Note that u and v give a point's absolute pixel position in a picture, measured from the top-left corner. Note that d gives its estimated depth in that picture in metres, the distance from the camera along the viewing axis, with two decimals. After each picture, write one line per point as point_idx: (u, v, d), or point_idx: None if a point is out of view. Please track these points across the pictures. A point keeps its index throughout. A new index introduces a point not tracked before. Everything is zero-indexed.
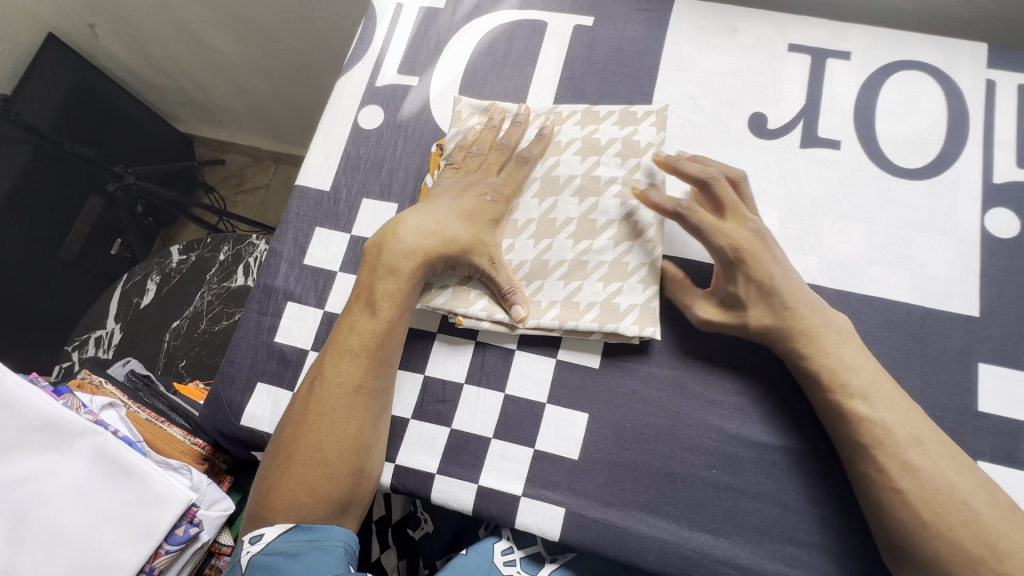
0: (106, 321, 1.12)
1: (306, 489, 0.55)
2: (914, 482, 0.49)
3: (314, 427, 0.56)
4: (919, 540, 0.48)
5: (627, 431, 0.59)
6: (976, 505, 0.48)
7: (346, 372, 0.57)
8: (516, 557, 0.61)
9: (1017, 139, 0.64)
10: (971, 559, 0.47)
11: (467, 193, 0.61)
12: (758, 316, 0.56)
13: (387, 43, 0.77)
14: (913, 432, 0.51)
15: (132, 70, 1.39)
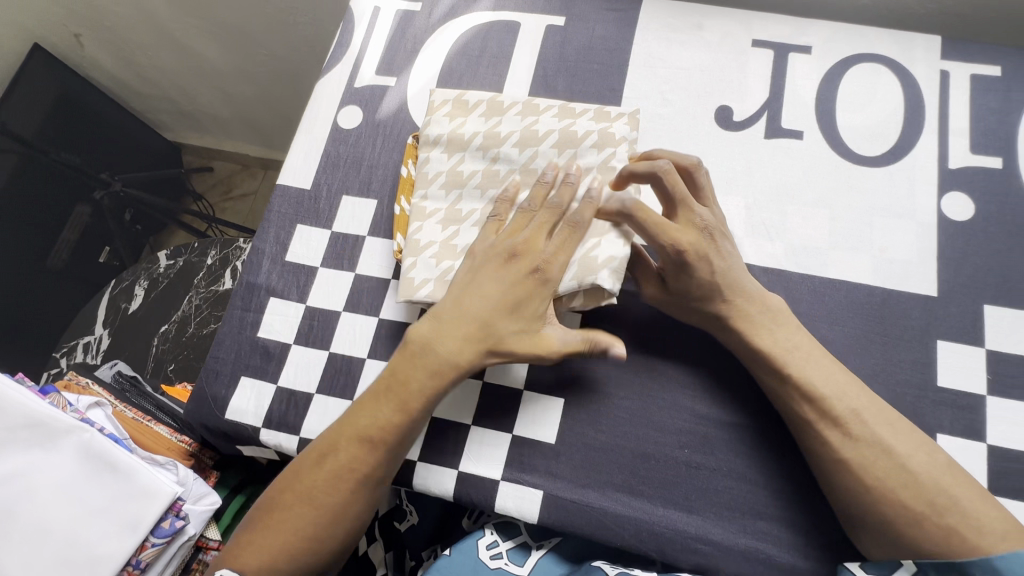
0: (95, 327, 1.13)
1: (289, 554, 0.54)
2: (860, 448, 0.52)
3: (312, 503, 0.55)
4: (868, 504, 0.51)
5: (602, 415, 0.61)
6: (919, 467, 0.51)
7: (365, 463, 0.55)
8: (503, 548, 0.62)
9: (971, 126, 0.67)
10: (916, 517, 0.49)
11: (523, 276, 0.55)
12: (703, 307, 0.58)
13: (365, 45, 0.79)
14: (864, 404, 0.53)
15: (118, 79, 1.40)
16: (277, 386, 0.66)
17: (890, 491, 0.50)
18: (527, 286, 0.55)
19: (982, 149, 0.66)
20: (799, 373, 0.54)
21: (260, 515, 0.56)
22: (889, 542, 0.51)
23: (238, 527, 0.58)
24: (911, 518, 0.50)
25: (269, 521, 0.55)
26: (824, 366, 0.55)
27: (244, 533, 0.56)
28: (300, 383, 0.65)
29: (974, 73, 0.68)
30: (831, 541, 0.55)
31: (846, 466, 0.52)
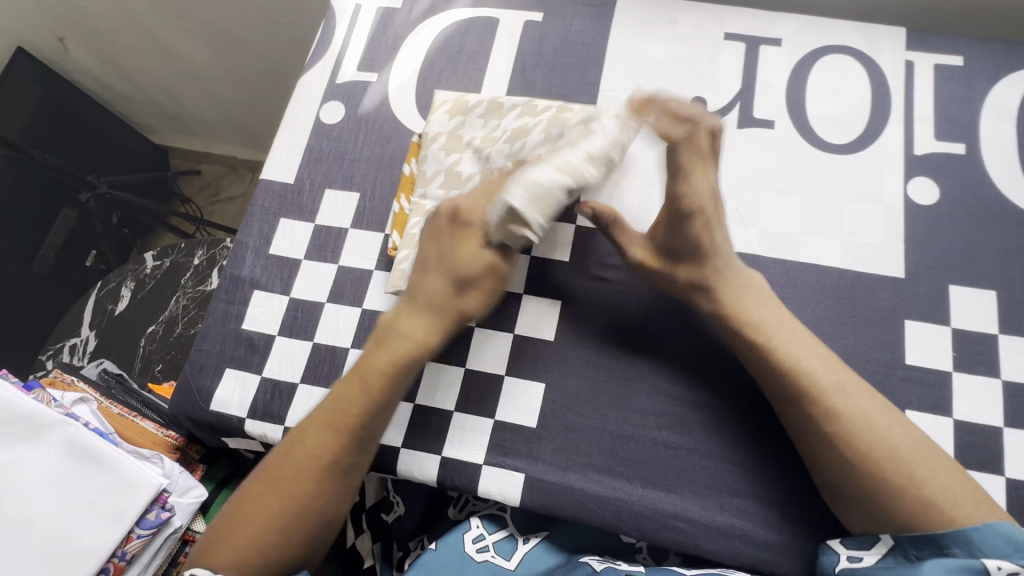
0: (81, 328, 1.12)
1: (260, 549, 0.53)
2: (840, 413, 0.53)
3: (280, 491, 0.55)
4: (845, 470, 0.52)
5: (582, 398, 0.62)
6: (898, 434, 0.52)
7: (328, 447, 0.56)
8: (488, 543, 0.62)
9: (935, 114, 0.69)
10: (895, 485, 0.50)
11: (464, 238, 0.56)
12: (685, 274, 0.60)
13: (347, 42, 0.81)
14: (840, 374, 0.55)
15: (104, 82, 1.40)
16: (261, 376, 0.66)
17: (867, 457, 0.51)
18: (459, 248, 0.56)
19: (946, 135, 0.68)
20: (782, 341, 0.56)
21: (231, 510, 0.56)
22: (865, 515, 0.52)
23: (207, 528, 0.57)
24: (889, 487, 0.50)
25: (240, 516, 0.55)
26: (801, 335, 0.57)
27: (218, 529, 0.55)
28: (284, 373, 0.66)
29: (938, 63, 0.71)
30: (805, 516, 0.57)
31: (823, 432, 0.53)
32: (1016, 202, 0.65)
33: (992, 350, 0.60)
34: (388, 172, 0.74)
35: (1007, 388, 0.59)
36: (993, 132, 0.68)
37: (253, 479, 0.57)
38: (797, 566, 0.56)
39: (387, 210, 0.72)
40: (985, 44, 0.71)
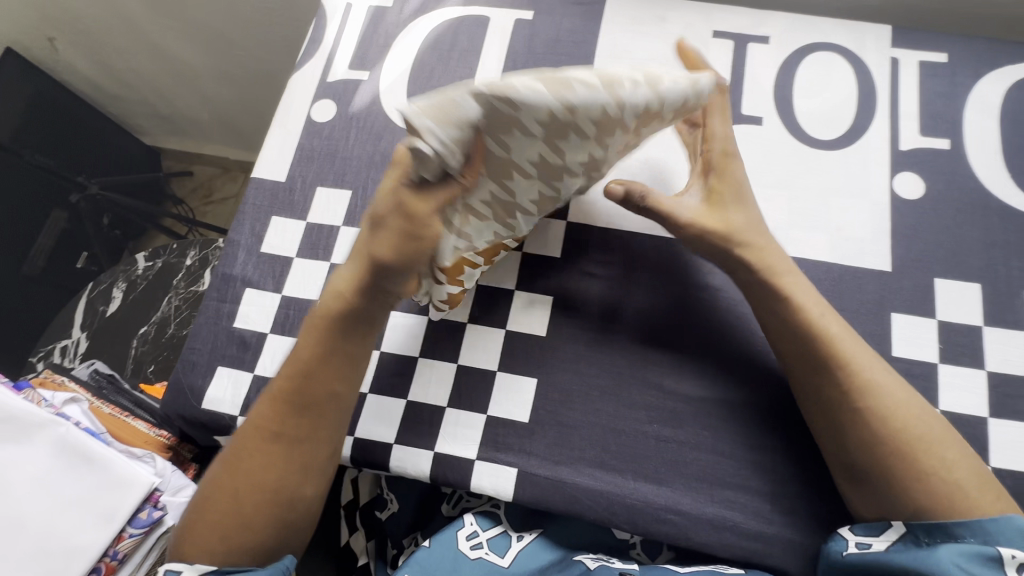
0: (72, 330, 1.12)
1: (219, 536, 0.54)
2: (877, 397, 0.53)
3: (230, 475, 0.56)
4: (873, 453, 0.52)
5: (575, 392, 0.63)
6: (927, 423, 0.53)
7: (270, 416, 0.56)
8: (482, 539, 0.62)
9: (920, 110, 0.70)
10: (921, 470, 0.51)
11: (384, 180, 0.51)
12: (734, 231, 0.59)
13: (339, 40, 0.81)
14: (868, 360, 0.55)
15: (94, 83, 1.40)
16: (254, 374, 0.66)
17: (898, 442, 0.52)
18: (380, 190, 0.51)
19: (931, 131, 0.69)
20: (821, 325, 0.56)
21: (196, 500, 0.57)
22: (876, 500, 0.52)
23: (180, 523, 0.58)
24: (914, 473, 0.51)
25: (202, 505, 0.56)
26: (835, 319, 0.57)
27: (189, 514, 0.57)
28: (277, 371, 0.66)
29: (923, 60, 0.72)
30: (796, 507, 0.58)
31: (858, 413, 0.53)
32: (1000, 195, 0.66)
33: (977, 341, 0.61)
34: (379, 170, 0.74)
35: (992, 379, 0.60)
36: (976, 127, 0.69)
37: (215, 467, 0.58)
38: (789, 557, 0.56)
39: None
40: (968, 41, 0.72)
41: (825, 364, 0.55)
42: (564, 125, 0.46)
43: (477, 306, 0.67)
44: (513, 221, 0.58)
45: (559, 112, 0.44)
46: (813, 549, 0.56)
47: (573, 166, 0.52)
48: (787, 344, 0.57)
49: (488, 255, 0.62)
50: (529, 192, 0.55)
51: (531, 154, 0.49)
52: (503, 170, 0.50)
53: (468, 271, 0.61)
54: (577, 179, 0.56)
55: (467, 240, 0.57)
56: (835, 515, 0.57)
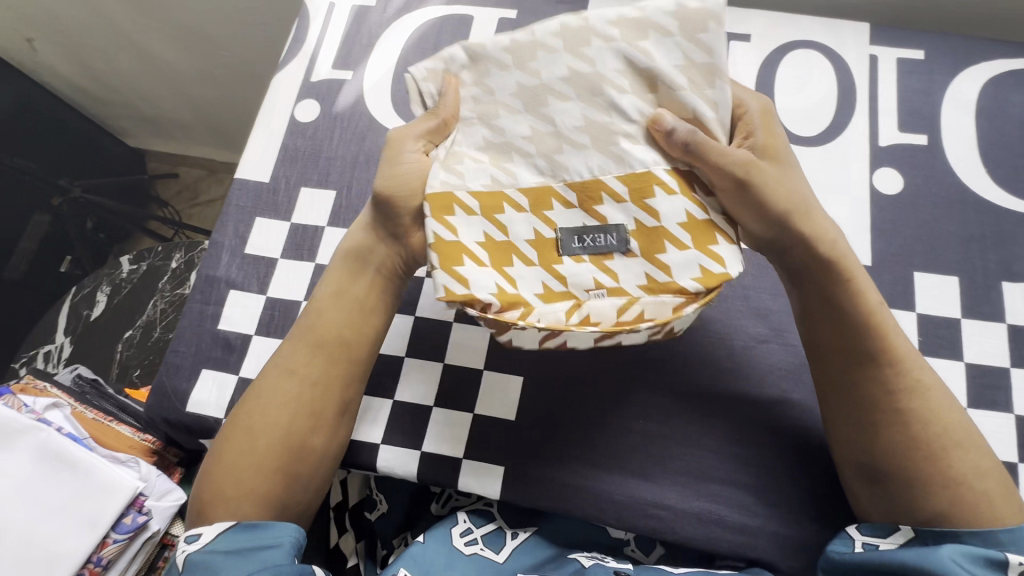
0: (56, 335, 1.10)
1: (234, 477, 0.54)
2: (926, 400, 0.53)
3: (247, 413, 0.57)
4: (911, 456, 0.52)
5: (561, 389, 0.63)
6: (964, 432, 0.53)
7: (290, 356, 0.58)
8: (477, 535, 0.62)
9: (898, 106, 0.71)
10: (953, 477, 0.51)
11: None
12: (801, 201, 0.54)
13: (322, 40, 0.80)
14: (919, 361, 0.54)
15: (75, 85, 1.38)
16: (239, 377, 0.66)
17: (939, 447, 0.51)
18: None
19: (909, 127, 0.70)
20: (883, 323, 0.54)
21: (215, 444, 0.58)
22: (892, 503, 0.52)
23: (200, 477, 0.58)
24: (946, 478, 0.51)
25: (221, 449, 0.56)
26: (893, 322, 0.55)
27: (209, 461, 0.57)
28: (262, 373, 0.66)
29: (900, 57, 0.73)
30: (781, 500, 0.58)
31: (907, 413, 0.52)
32: (977, 190, 0.67)
33: (955, 334, 0.62)
34: (364, 170, 0.73)
35: (970, 370, 0.61)
36: (953, 123, 0.70)
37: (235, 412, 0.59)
38: (774, 549, 0.57)
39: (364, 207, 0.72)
40: (945, 38, 0.73)
41: (882, 361, 0.53)
42: (530, 47, 0.51)
43: None
44: (512, 164, 0.52)
45: (521, 38, 0.51)
46: (797, 540, 0.57)
47: (558, 84, 0.51)
48: (853, 341, 0.54)
49: (489, 209, 0.51)
50: (521, 127, 0.52)
51: (510, 85, 0.52)
52: (482, 101, 0.53)
53: (459, 216, 0.51)
54: (575, 104, 0.51)
55: (457, 177, 0.52)
56: (818, 508, 0.58)
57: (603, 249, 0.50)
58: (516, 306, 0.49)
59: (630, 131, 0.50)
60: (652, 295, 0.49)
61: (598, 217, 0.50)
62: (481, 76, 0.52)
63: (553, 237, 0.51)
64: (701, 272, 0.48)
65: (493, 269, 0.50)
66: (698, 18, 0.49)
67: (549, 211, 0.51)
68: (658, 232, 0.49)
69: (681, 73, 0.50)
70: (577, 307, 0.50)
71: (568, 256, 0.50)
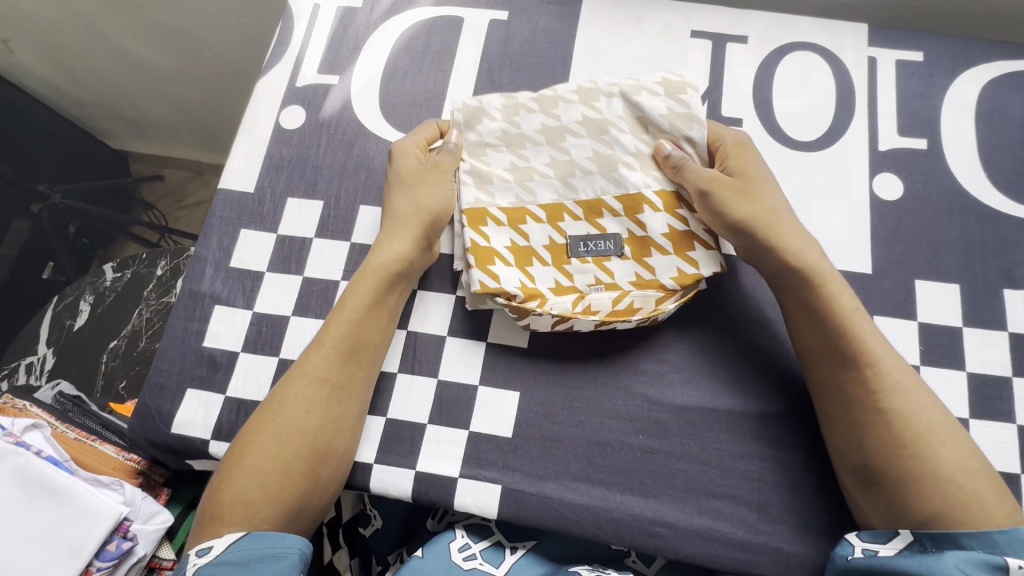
0: (37, 346, 1.07)
1: (258, 485, 0.53)
2: (905, 398, 0.52)
3: (273, 421, 0.55)
4: (895, 456, 0.51)
5: (557, 404, 0.62)
6: (951, 433, 0.52)
7: (317, 364, 0.58)
8: (476, 549, 0.61)
9: (898, 109, 0.70)
10: (939, 476, 0.50)
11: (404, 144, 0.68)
12: (771, 196, 0.60)
13: (307, 43, 0.78)
14: (895, 360, 0.54)
15: (52, 85, 1.33)
16: (225, 396, 0.64)
17: (922, 445, 0.51)
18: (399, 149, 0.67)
19: (909, 131, 0.69)
20: (857, 325, 0.55)
21: (228, 454, 0.56)
22: (886, 505, 0.51)
23: (207, 489, 0.55)
24: (934, 478, 0.50)
25: (235, 462, 0.54)
26: (870, 320, 0.56)
27: (220, 477, 0.55)
28: (250, 392, 0.64)
29: (899, 59, 0.71)
30: (784, 516, 0.57)
31: (886, 412, 0.52)
32: (977, 195, 0.66)
33: (957, 342, 0.62)
34: (352, 179, 0.71)
35: (972, 380, 0.60)
36: (953, 126, 0.69)
37: (251, 420, 0.57)
38: (778, 566, 0.56)
39: (353, 218, 0.70)
40: (944, 40, 0.72)
41: (859, 360, 0.54)
42: (553, 99, 0.66)
43: (456, 318, 0.65)
44: (533, 184, 0.64)
45: (545, 94, 0.66)
46: (802, 556, 0.56)
47: (575, 126, 0.65)
48: (829, 343, 0.55)
49: (514, 219, 0.63)
50: (543, 156, 0.65)
51: (536, 124, 0.65)
52: (511, 135, 0.65)
53: (491, 226, 0.62)
54: (587, 140, 0.64)
55: (488, 195, 0.64)
56: (821, 523, 0.57)
57: (603, 252, 0.61)
58: (534, 297, 0.60)
59: (631, 162, 0.63)
60: (641, 290, 0.60)
61: (599, 228, 0.62)
62: (511, 116, 0.66)
63: (563, 242, 0.62)
64: (677, 272, 0.60)
65: (517, 268, 0.61)
66: (673, 88, 0.65)
67: (561, 222, 0.62)
68: (646, 240, 0.61)
69: (665, 119, 0.64)
70: (580, 298, 0.60)
71: (574, 258, 0.61)
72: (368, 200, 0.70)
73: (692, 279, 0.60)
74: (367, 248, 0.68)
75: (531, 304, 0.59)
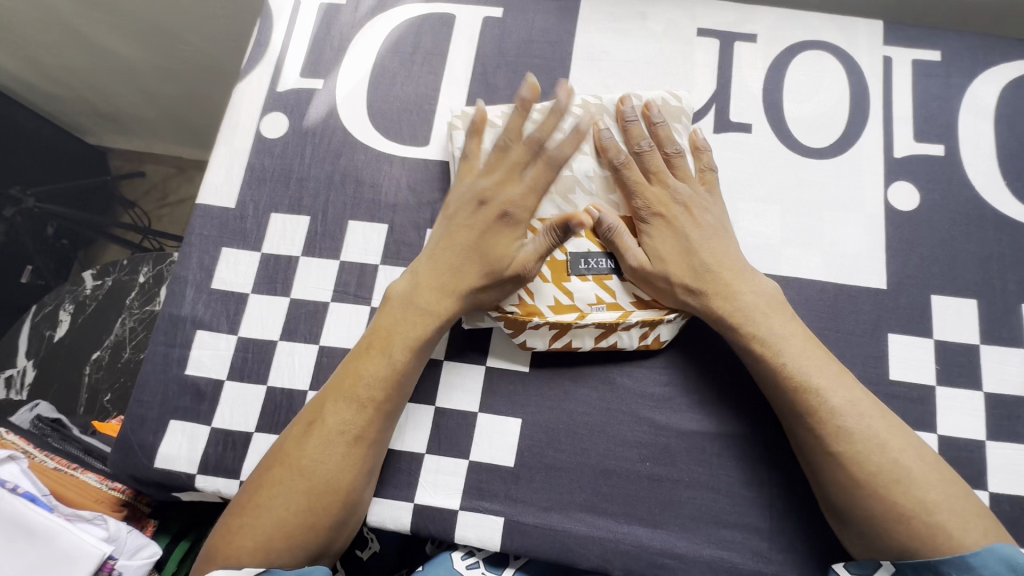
0: (16, 358, 1.00)
1: (281, 533, 0.50)
2: (854, 442, 0.50)
3: (303, 472, 0.52)
4: (855, 496, 0.50)
5: (560, 432, 0.59)
6: (915, 456, 0.50)
7: (348, 420, 0.53)
8: (478, 560, 0.58)
9: (914, 114, 0.66)
10: (902, 512, 0.48)
11: (505, 169, 0.59)
12: (698, 259, 0.56)
13: (287, 45, 0.72)
14: (840, 403, 0.51)
15: (19, 78, 1.23)
16: (211, 428, 0.60)
17: (881, 485, 0.49)
18: (506, 195, 0.58)
19: (925, 136, 0.66)
20: (812, 352, 0.54)
21: (244, 497, 0.53)
22: (864, 540, 0.50)
23: (214, 527, 0.53)
24: (895, 514, 0.48)
25: (244, 506, 0.52)
26: (817, 357, 0.54)
27: (231, 517, 0.52)
28: (236, 423, 0.60)
29: (916, 58, 0.68)
30: (797, 544, 0.55)
31: (838, 458, 0.50)
32: (995, 204, 0.64)
33: (974, 361, 0.60)
34: (340, 192, 0.67)
35: (989, 400, 0.58)
36: (971, 131, 0.66)
37: (266, 465, 0.54)
38: None
39: (341, 234, 0.66)
40: (962, 37, 0.69)
41: (801, 411, 0.52)
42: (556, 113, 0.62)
43: (454, 342, 0.62)
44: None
45: (548, 106, 0.63)
46: None
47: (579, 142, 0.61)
48: (774, 392, 0.54)
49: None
50: None
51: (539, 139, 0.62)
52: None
53: None
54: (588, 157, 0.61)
55: None
56: (837, 554, 0.55)
57: (603, 270, 0.59)
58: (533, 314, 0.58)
59: None
60: (641, 311, 0.58)
61: (601, 245, 0.59)
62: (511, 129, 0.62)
63: (563, 258, 0.59)
64: None
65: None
66: (676, 112, 0.63)
67: None
68: None
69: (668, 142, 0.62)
70: (581, 317, 0.57)
71: (574, 275, 0.58)
72: (357, 215, 0.66)
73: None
74: (357, 267, 0.65)
75: (528, 318, 0.57)
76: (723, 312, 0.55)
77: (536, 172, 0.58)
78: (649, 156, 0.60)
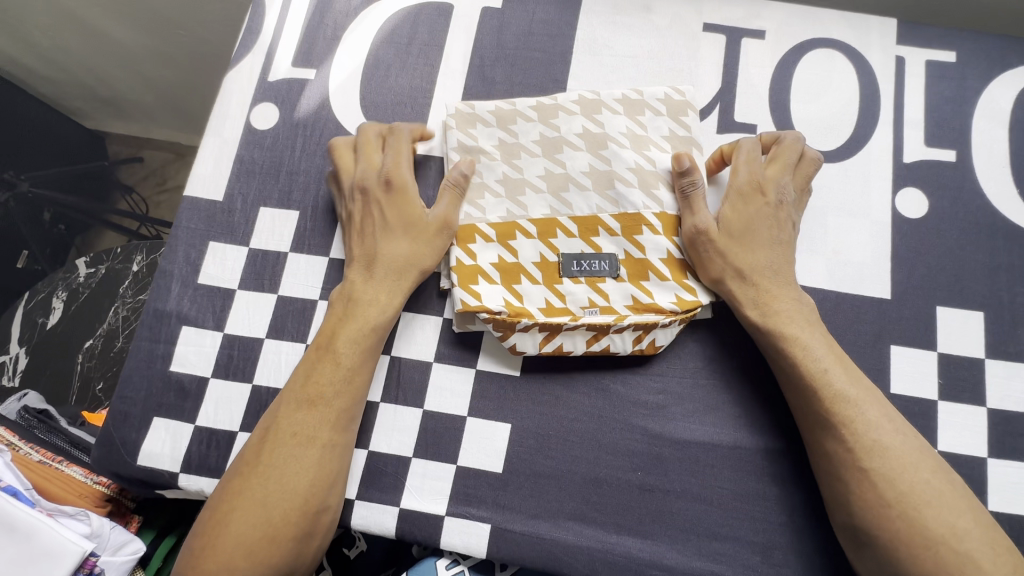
0: (10, 346, 0.98)
1: (244, 550, 0.49)
2: (887, 459, 0.50)
3: (263, 479, 0.51)
4: (886, 517, 0.48)
5: (550, 438, 0.58)
6: (948, 483, 0.50)
7: (301, 422, 0.53)
8: (463, 568, 0.57)
9: (925, 117, 0.64)
10: (929, 538, 0.47)
11: (364, 150, 0.61)
12: (772, 250, 0.56)
13: (279, 32, 0.70)
14: (875, 418, 0.51)
15: (14, 59, 1.19)
16: (194, 426, 0.59)
17: (911, 505, 0.48)
18: (376, 171, 0.60)
19: (936, 141, 0.63)
20: (844, 370, 0.53)
21: (219, 501, 0.52)
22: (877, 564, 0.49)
23: (191, 533, 0.52)
24: (923, 539, 0.47)
25: (224, 511, 0.51)
26: (853, 372, 0.53)
27: (206, 523, 0.51)
28: (221, 421, 0.59)
29: (929, 59, 0.65)
30: (791, 559, 0.54)
31: (871, 474, 0.49)
32: (1006, 213, 0.61)
33: (978, 375, 0.58)
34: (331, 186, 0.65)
35: (991, 416, 0.57)
36: (984, 136, 0.63)
37: (230, 477, 0.52)
38: None
39: (331, 230, 0.64)
40: (977, 38, 0.66)
41: (834, 424, 0.51)
42: (552, 108, 0.61)
43: (443, 343, 0.61)
44: (525, 198, 0.59)
45: (544, 101, 0.62)
46: None
47: (573, 138, 0.60)
48: (800, 403, 0.53)
49: (503, 234, 0.59)
50: (537, 168, 0.60)
51: (533, 133, 0.61)
52: (505, 144, 0.61)
53: (480, 243, 0.58)
54: (585, 153, 0.60)
55: (518, 171, 0.60)
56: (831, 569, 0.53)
57: (597, 272, 0.57)
58: (522, 315, 0.56)
59: (629, 178, 0.59)
60: (637, 314, 0.56)
61: (594, 247, 0.58)
62: (507, 124, 0.61)
63: (556, 260, 0.58)
64: (677, 298, 0.57)
65: (502, 285, 0.57)
66: (677, 105, 0.61)
67: (553, 238, 0.58)
68: (644, 263, 0.58)
69: (668, 141, 0.60)
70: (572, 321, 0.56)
71: (567, 277, 0.57)
72: None
73: (693, 305, 0.56)
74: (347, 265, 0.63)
75: (518, 321, 0.56)
76: (771, 306, 0.55)
77: (392, 141, 0.61)
78: (749, 150, 0.59)
